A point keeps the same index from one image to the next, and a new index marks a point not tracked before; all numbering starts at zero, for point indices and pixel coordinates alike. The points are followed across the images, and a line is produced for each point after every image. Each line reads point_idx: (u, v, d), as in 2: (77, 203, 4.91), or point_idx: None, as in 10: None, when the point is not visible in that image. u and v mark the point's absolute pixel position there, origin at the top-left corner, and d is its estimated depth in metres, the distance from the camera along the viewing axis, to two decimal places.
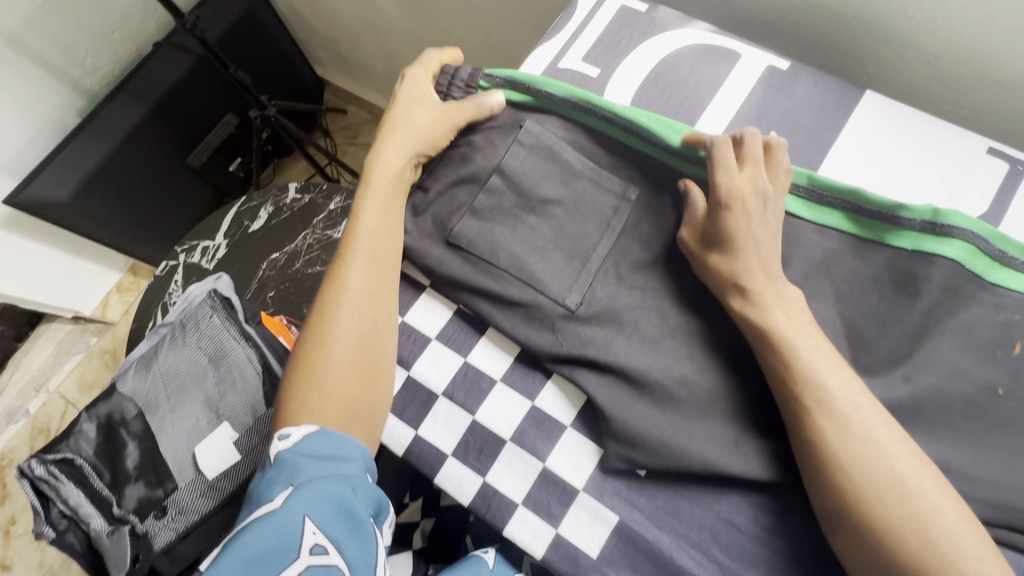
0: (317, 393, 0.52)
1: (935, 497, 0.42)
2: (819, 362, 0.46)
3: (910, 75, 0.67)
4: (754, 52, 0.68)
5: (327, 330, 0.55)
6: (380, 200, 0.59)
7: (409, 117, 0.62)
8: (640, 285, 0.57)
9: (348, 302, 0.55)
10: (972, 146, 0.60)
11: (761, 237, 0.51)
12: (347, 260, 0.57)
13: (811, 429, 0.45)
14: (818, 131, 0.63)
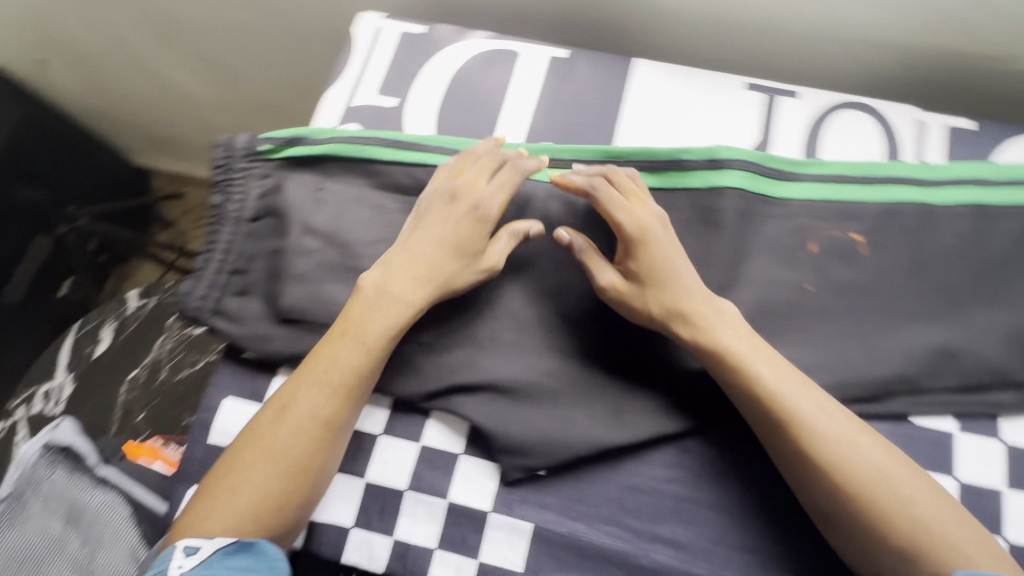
0: (232, 492, 0.49)
1: (886, 464, 0.47)
2: (766, 369, 0.49)
3: (670, 38, 0.75)
4: (534, 47, 0.72)
5: (280, 452, 0.50)
6: (373, 343, 0.52)
7: (470, 241, 0.55)
8: (485, 295, 0.58)
9: (320, 439, 0.51)
10: (731, 87, 0.68)
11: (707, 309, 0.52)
12: (318, 390, 0.51)
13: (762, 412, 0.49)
14: (606, 107, 0.69)
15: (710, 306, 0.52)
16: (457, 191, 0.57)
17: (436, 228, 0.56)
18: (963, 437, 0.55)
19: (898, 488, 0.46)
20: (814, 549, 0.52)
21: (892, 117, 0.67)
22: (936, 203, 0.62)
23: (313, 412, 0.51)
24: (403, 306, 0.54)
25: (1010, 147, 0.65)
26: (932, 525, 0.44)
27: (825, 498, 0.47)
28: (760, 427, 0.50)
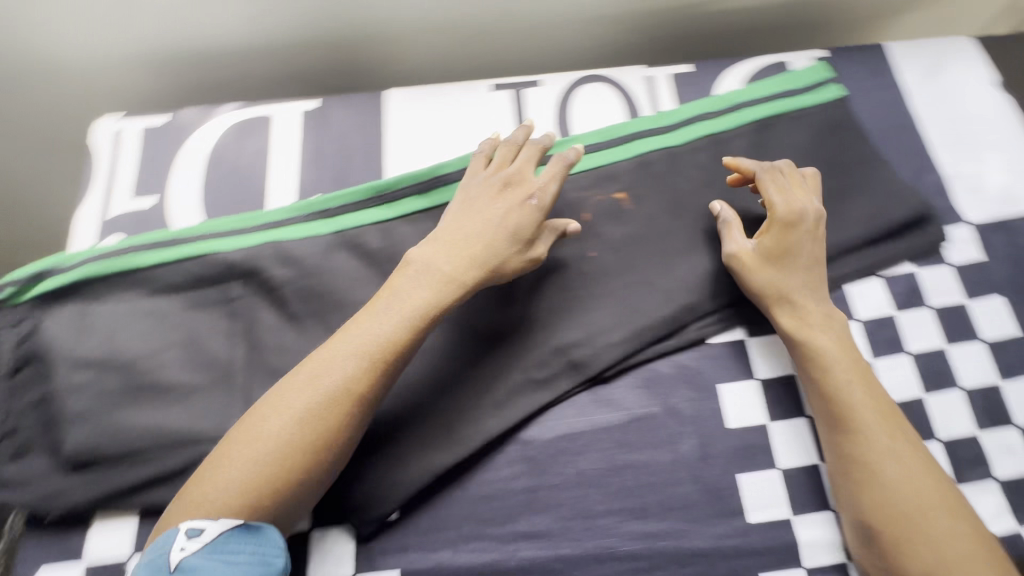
0: (260, 425, 0.49)
1: (904, 460, 0.51)
2: (821, 340, 0.56)
3: (423, 62, 0.78)
4: (284, 106, 0.72)
5: (306, 416, 0.49)
6: (372, 347, 0.52)
7: (519, 227, 0.58)
8: (291, 367, 0.59)
9: (341, 415, 0.50)
10: (479, 93, 0.73)
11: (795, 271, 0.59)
12: (355, 355, 0.51)
13: (830, 369, 0.55)
14: (369, 145, 0.70)
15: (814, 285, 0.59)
16: (509, 177, 0.61)
17: (488, 213, 0.58)
18: (754, 341, 0.62)
19: (910, 473, 0.51)
20: (658, 489, 0.56)
21: (625, 80, 0.74)
22: (674, 146, 0.68)
23: (373, 345, 0.52)
24: (440, 277, 0.55)
25: (725, 79, 0.74)
26: (947, 514, 0.49)
27: (845, 475, 0.52)
28: (818, 396, 0.55)
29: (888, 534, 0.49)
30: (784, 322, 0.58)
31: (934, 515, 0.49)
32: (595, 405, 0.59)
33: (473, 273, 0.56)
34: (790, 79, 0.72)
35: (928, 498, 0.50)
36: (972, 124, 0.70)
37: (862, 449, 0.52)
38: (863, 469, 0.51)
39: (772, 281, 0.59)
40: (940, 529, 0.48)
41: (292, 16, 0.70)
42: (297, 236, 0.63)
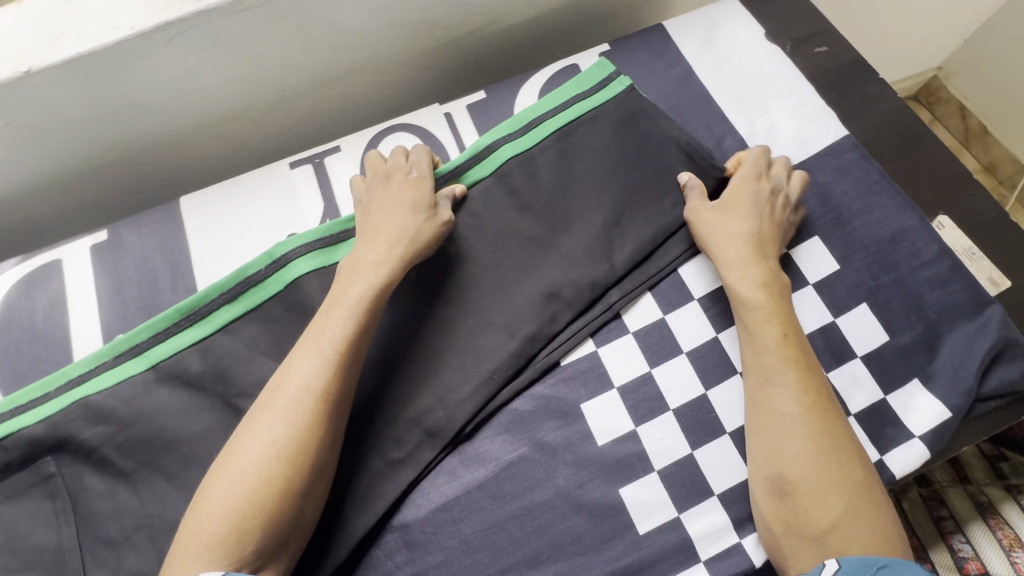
0: (225, 469, 0.48)
1: (822, 416, 0.51)
2: (749, 290, 0.57)
3: (221, 152, 0.76)
4: (71, 245, 0.67)
5: (267, 447, 0.48)
6: (336, 355, 0.51)
7: (419, 199, 0.60)
8: (131, 529, 0.54)
9: (305, 429, 0.48)
10: (278, 173, 0.70)
11: (751, 212, 0.60)
12: (315, 359, 0.51)
13: (762, 323, 0.55)
14: (172, 260, 0.66)
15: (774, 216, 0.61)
16: (389, 173, 0.62)
17: (387, 203, 0.59)
18: (604, 349, 0.61)
19: (830, 427, 0.51)
20: (545, 531, 0.55)
21: (422, 121, 0.73)
22: (473, 182, 0.64)
23: (338, 336, 0.52)
24: (370, 266, 0.55)
25: (519, 98, 0.74)
26: (858, 469, 0.50)
27: (765, 436, 0.52)
28: (749, 351, 0.56)
29: (804, 479, 0.50)
30: (729, 279, 0.58)
31: (848, 469, 0.50)
32: (463, 465, 0.57)
33: (394, 266, 0.56)
34: (580, 79, 0.69)
35: (843, 451, 0.50)
36: (753, 80, 0.74)
37: (786, 407, 0.52)
38: (788, 425, 0.51)
39: (717, 228, 0.60)
40: (849, 483, 0.49)
41: (49, 151, 0.65)
42: (111, 384, 0.57)
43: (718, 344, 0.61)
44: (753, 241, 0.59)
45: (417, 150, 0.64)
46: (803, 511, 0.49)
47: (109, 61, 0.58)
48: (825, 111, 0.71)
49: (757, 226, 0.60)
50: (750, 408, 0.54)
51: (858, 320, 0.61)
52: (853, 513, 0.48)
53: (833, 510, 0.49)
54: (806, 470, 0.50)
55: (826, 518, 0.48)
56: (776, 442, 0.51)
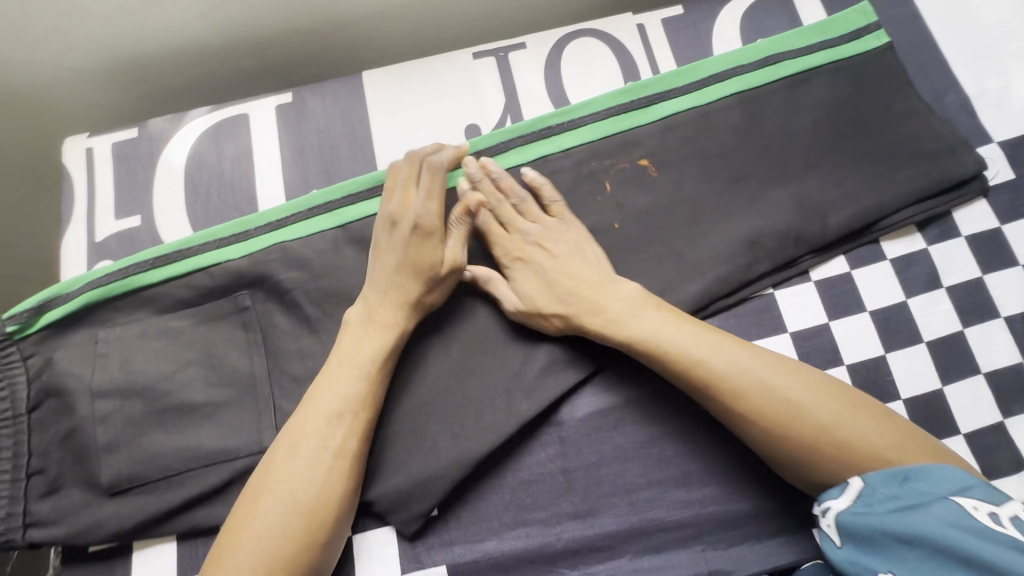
0: (235, 529, 0.46)
1: (808, 385, 0.47)
2: (671, 335, 0.50)
3: (399, 40, 0.75)
4: (256, 102, 0.68)
5: (311, 458, 0.48)
6: (355, 370, 0.51)
7: (422, 258, 0.54)
8: (312, 372, 0.57)
9: (338, 449, 0.49)
10: (461, 60, 0.69)
11: (592, 293, 0.53)
12: (317, 404, 0.50)
13: (655, 353, 0.50)
14: (353, 132, 0.67)
15: (607, 292, 0.53)
16: (397, 217, 0.55)
17: (385, 265, 0.55)
18: (783, 293, 0.59)
19: (815, 401, 0.46)
20: (699, 455, 0.55)
21: (614, 30, 0.69)
22: (697, 106, 0.64)
23: (344, 383, 0.51)
24: (373, 323, 0.53)
25: (721, 19, 0.69)
26: (865, 417, 0.45)
27: (741, 407, 0.47)
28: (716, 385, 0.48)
29: (832, 464, 0.44)
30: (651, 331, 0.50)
31: (852, 420, 0.45)
32: (624, 378, 0.57)
33: (403, 326, 0.54)
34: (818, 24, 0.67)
35: (835, 403, 0.46)
36: (991, 34, 0.66)
37: (795, 420, 0.45)
38: (758, 411, 0.47)
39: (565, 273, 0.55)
40: (868, 443, 0.44)
41: (249, 6, 0.66)
42: (304, 234, 0.61)
43: (907, 309, 0.58)
44: (630, 329, 0.51)
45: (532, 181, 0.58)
46: (812, 469, 0.45)
47: None
48: None
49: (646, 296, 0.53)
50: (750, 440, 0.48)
51: None
52: (870, 460, 0.44)
53: (850, 452, 0.44)
54: (802, 465, 0.46)
55: (841, 476, 0.44)
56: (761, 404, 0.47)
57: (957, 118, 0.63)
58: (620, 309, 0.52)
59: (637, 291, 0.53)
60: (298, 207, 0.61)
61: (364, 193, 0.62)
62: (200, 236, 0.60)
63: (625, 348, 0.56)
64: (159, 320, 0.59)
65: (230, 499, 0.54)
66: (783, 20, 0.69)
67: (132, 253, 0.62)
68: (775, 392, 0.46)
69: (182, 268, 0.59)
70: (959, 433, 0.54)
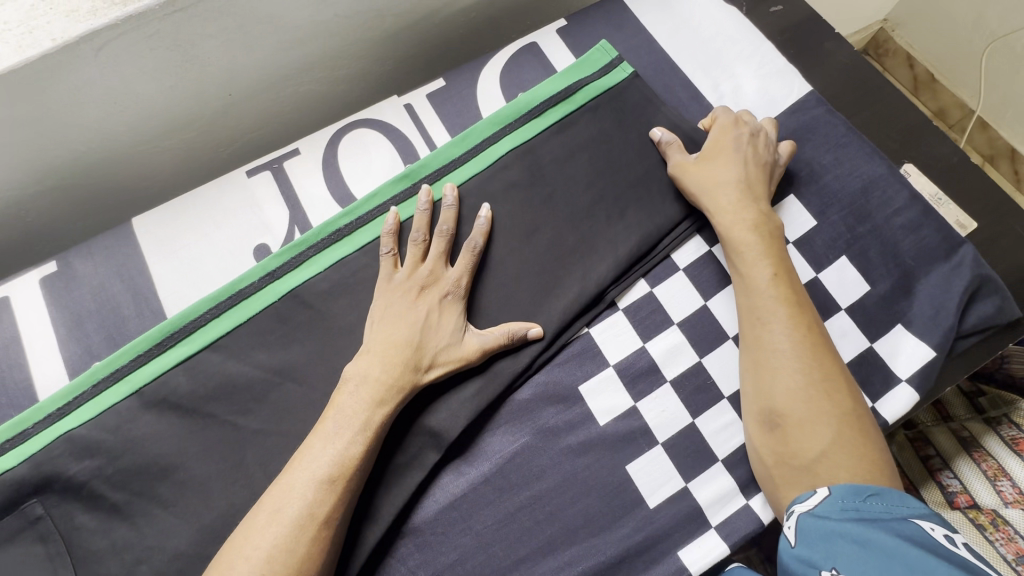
0: (238, 544, 0.44)
1: (830, 377, 0.52)
2: (745, 240, 0.58)
3: (172, 169, 0.72)
4: (16, 281, 0.62)
5: (277, 549, 0.43)
6: (370, 428, 0.50)
7: (447, 328, 0.55)
8: (131, 566, 0.52)
9: (310, 540, 0.45)
10: (235, 182, 0.66)
11: (724, 177, 0.60)
12: (309, 479, 0.46)
13: (754, 264, 0.57)
14: (132, 285, 0.62)
15: (735, 186, 0.60)
16: (426, 281, 0.56)
17: (408, 316, 0.54)
18: (597, 329, 0.61)
19: (828, 363, 0.53)
20: (556, 517, 0.54)
21: (383, 115, 0.70)
22: (473, 171, 0.63)
23: (332, 457, 0.47)
24: (382, 380, 0.51)
25: (481, 81, 0.72)
26: (848, 399, 0.52)
27: (757, 362, 0.54)
28: (755, 356, 0.54)
29: (821, 444, 0.50)
30: (756, 271, 0.56)
31: (837, 400, 0.51)
32: (467, 463, 0.56)
33: (408, 382, 0.52)
34: (539, 92, 0.67)
35: (845, 395, 0.52)
36: (714, 44, 0.73)
37: (785, 388, 0.52)
38: (779, 361, 0.53)
39: (707, 178, 0.60)
40: (852, 425, 0.51)
41: None
42: (92, 414, 0.55)
43: (708, 312, 0.61)
44: (756, 220, 0.58)
45: (724, 127, 0.63)
46: (802, 446, 0.50)
47: (35, 77, 0.53)
48: (789, 68, 0.71)
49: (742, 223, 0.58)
50: (755, 403, 0.54)
51: (838, 274, 0.63)
52: (841, 443, 0.50)
53: (828, 442, 0.50)
54: (790, 430, 0.51)
55: (816, 456, 0.50)
56: (764, 387, 0.53)
57: None
58: (743, 209, 0.59)
59: (753, 214, 0.59)
60: (76, 389, 0.56)
61: (150, 351, 0.58)
62: None
63: (457, 435, 0.55)
64: None
65: None
66: (539, 69, 0.73)
67: None
68: (789, 359, 0.53)
69: None
70: None
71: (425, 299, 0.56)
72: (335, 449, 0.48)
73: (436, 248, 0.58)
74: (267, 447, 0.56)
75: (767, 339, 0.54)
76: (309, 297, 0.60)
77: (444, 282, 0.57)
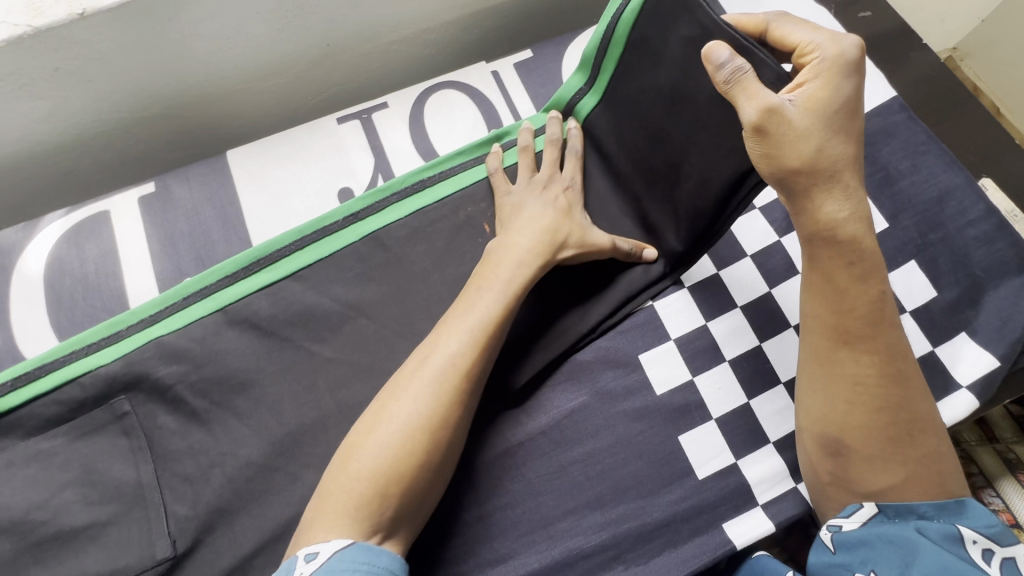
0: (354, 444, 0.46)
1: (911, 408, 0.50)
2: (847, 249, 0.49)
3: (263, 111, 0.75)
4: (117, 196, 0.66)
5: (434, 383, 0.48)
6: (512, 293, 0.53)
7: (574, 213, 0.59)
8: (205, 468, 0.55)
9: (455, 392, 0.48)
10: (325, 127, 0.70)
11: (831, 150, 0.47)
12: (467, 328, 0.50)
13: (855, 279, 0.49)
14: (222, 212, 0.66)
15: (841, 167, 0.47)
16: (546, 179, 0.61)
17: (542, 202, 0.59)
18: (661, 304, 0.62)
19: (912, 398, 0.50)
20: (608, 476, 0.56)
21: (470, 79, 0.72)
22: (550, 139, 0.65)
23: (487, 312, 0.51)
24: (527, 251, 0.55)
25: (567, 56, 0.74)
26: (927, 435, 0.50)
27: (832, 381, 0.51)
28: (831, 376, 0.51)
29: (889, 474, 0.49)
30: (851, 287, 0.49)
31: (914, 436, 0.49)
32: (525, 414, 0.58)
33: (550, 256, 0.56)
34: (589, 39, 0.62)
35: (923, 428, 0.50)
36: None
37: (852, 415, 0.50)
38: (860, 393, 0.50)
39: (811, 146, 0.46)
40: (927, 461, 0.49)
41: (97, 102, 0.65)
42: (181, 324, 0.59)
43: (772, 299, 0.62)
44: (860, 220, 0.48)
45: (831, 62, 0.46)
46: (868, 470, 0.50)
47: (163, 6, 0.57)
48: (874, 72, 0.71)
49: (837, 224, 0.48)
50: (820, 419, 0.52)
51: (906, 277, 0.63)
52: (914, 475, 0.49)
53: (896, 474, 0.49)
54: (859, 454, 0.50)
55: (883, 482, 0.49)
56: (833, 412, 0.51)
57: None
58: (848, 202, 0.48)
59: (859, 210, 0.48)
60: (168, 300, 0.59)
61: (237, 274, 0.61)
62: (63, 347, 0.57)
63: (519, 384, 0.57)
64: (25, 445, 0.54)
65: None
66: None
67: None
68: (867, 386, 0.50)
69: (47, 386, 0.56)
70: None
71: (554, 190, 0.60)
72: (448, 363, 0.49)
73: (549, 154, 0.63)
74: (338, 375, 0.59)
75: (850, 360, 0.50)
76: (389, 241, 0.63)
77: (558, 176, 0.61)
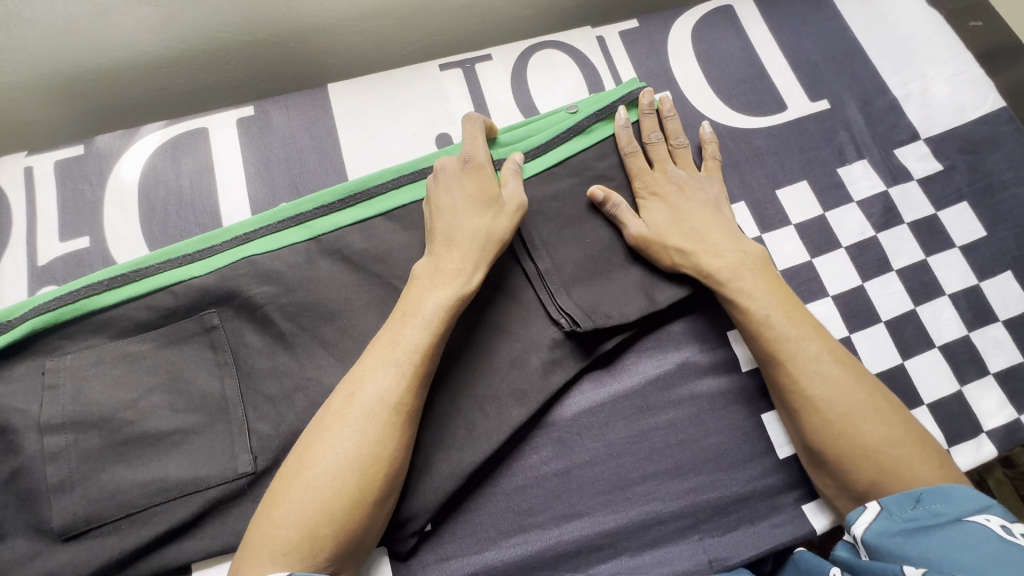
0: (295, 463, 0.45)
1: (875, 419, 0.47)
2: (753, 289, 0.53)
3: (361, 53, 0.75)
4: (215, 115, 0.66)
5: (385, 399, 0.46)
6: (450, 288, 0.51)
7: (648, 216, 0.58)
8: (288, 390, 0.54)
9: (387, 419, 0.46)
10: (429, 73, 0.69)
11: (703, 240, 0.56)
12: (420, 323, 0.49)
13: (761, 311, 0.52)
14: (319, 142, 0.65)
15: (725, 244, 0.56)
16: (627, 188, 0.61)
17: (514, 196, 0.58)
18: None
19: (863, 422, 0.47)
20: (689, 445, 0.55)
21: (575, 42, 0.72)
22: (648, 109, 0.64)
23: (439, 304, 0.50)
24: (456, 262, 0.52)
25: (672, 31, 0.73)
26: (907, 442, 0.46)
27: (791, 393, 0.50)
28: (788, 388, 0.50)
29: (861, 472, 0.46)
30: (759, 330, 0.52)
31: (880, 430, 0.47)
32: (610, 375, 0.57)
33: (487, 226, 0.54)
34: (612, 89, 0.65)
35: (898, 435, 0.46)
36: (911, 43, 0.73)
37: (821, 416, 0.48)
38: (823, 403, 0.48)
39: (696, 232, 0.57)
40: (897, 463, 0.45)
41: (205, 17, 0.64)
42: (274, 247, 0.58)
43: (865, 292, 0.62)
44: (749, 268, 0.55)
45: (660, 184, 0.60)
46: (847, 471, 0.47)
47: None
48: (983, 80, 0.70)
49: (735, 271, 0.54)
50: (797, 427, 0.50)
51: (1001, 286, 0.62)
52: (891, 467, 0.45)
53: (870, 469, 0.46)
54: (836, 458, 0.47)
55: (864, 479, 0.46)
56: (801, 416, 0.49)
57: (888, 117, 0.70)
58: (736, 254, 0.55)
59: (736, 255, 0.55)
60: (265, 221, 0.59)
61: (334, 204, 0.60)
62: (160, 254, 0.57)
63: (609, 346, 0.57)
64: (114, 344, 0.54)
65: (207, 532, 0.50)
66: (730, 30, 0.74)
67: (85, 275, 0.57)
68: (813, 387, 0.49)
69: (141, 291, 0.55)
70: (922, 404, 0.58)
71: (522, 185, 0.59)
72: (371, 397, 0.46)
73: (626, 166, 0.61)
74: None
75: (797, 379, 0.50)
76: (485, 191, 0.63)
77: (657, 131, 0.63)
